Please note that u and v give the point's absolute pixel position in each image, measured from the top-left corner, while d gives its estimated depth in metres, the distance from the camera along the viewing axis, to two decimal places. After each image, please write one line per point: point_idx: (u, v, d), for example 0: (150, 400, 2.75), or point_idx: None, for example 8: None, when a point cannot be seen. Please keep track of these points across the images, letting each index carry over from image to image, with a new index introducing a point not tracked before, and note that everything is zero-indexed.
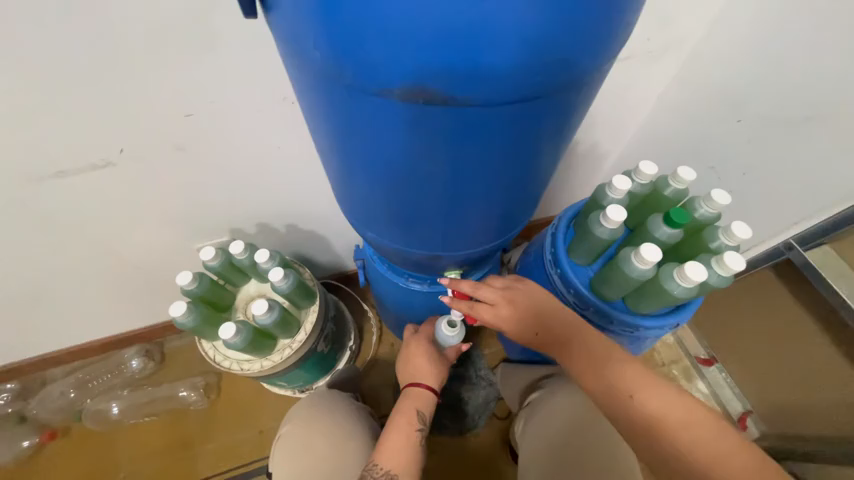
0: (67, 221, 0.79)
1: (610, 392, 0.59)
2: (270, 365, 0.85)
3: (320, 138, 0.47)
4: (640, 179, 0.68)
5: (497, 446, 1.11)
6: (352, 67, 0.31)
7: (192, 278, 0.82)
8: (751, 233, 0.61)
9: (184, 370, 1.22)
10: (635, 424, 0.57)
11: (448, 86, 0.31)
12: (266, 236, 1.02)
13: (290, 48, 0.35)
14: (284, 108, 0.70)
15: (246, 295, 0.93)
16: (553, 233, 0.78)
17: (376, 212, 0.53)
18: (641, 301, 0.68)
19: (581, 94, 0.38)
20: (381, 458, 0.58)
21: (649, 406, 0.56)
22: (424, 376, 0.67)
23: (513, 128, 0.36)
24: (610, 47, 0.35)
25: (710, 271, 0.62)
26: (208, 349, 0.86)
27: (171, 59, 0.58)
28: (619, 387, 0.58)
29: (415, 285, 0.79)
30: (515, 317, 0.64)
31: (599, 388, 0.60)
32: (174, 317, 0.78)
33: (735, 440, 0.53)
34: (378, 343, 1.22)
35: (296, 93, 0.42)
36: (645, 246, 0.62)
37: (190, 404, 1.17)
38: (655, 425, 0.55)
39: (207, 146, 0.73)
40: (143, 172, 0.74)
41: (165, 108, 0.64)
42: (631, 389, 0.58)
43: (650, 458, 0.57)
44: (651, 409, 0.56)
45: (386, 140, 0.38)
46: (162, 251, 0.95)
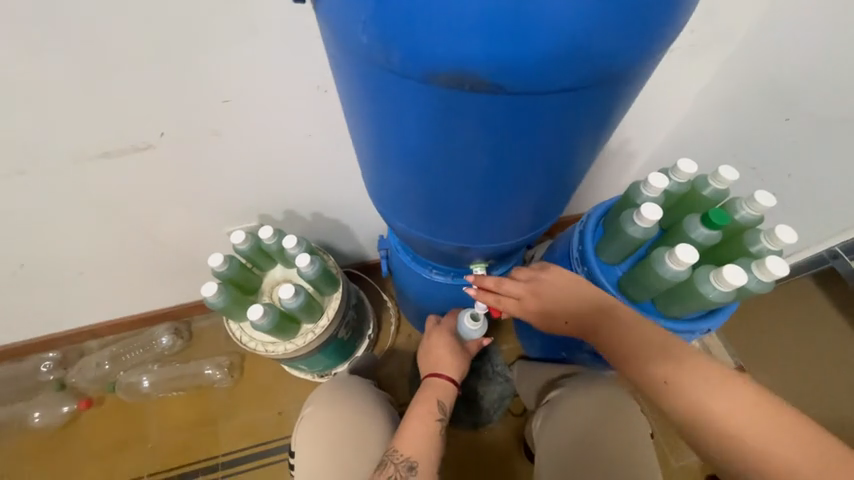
0: (109, 201, 0.83)
1: (647, 382, 0.55)
2: (293, 348, 0.88)
3: (356, 124, 0.47)
4: (678, 178, 0.66)
5: (511, 442, 1.11)
6: (399, 52, 0.31)
7: (223, 260, 0.84)
8: (797, 238, 0.58)
9: (209, 349, 1.27)
10: (678, 418, 0.51)
11: (496, 73, 0.30)
12: (292, 223, 1.04)
13: (336, 33, 0.35)
14: (317, 96, 0.71)
15: (272, 279, 0.96)
16: (581, 230, 0.76)
17: (408, 200, 0.53)
18: (672, 304, 0.66)
19: (630, 85, 0.36)
20: (402, 445, 0.59)
21: (692, 398, 0.50)
22: (445, 367, 0.68)
23: (557, 118, 0.36)
24: (666, 36, 0.34)
25: (750, 276, 0.60)
26: (235, 330, 0.89)
27: (214, 46, 0.59)
28: (652, 373, 0.54)
29: (438, 277, 0.80)
30: (543, 310, 0.63)
31: (636, 378, 0.56)
32: (206, 297, 0.81)
33: (802, 444, 0.45)
34: (397, 333, 1.23)
35: (336, 79, 0.42)
36: (681, 247, 0.60)
37: (214, 382, 1.22)
38: (698, 420, 0.50)
39: (242, 132, 0.75)
40: (181, 156, 0.77)
41: (204, 95, 0.66)
42: (665, 374, 0.53)
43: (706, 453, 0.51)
44: (694, 401, 0.50)
45: (426, 127, 0.38)
46: (194, 233, 0.99)
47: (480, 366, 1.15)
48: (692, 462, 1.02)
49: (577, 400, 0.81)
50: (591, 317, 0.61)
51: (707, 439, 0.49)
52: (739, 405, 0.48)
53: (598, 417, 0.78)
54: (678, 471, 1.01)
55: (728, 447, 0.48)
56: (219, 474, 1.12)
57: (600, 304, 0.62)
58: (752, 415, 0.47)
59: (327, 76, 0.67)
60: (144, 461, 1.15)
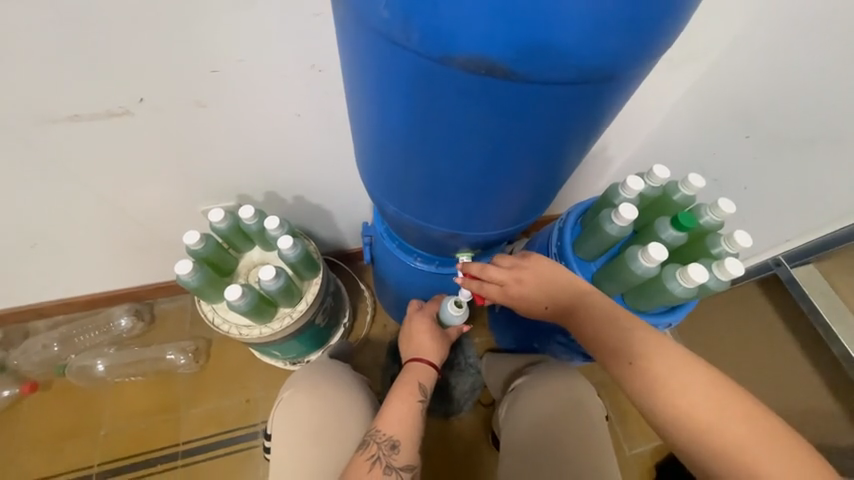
0: (72, 168, 0.77)
1: (612, 360, 0.59)
2: (269, 332, 0.86)
3: (359, 103, 0.48)
4: (652, 182, 0.71)
5: (479, 431, 1.14)
6: (419, 30, 0.32)
7: (200, 238, 0.81)
8: (751, 242, 0.65)
9: (172, 333, 1.20)
10: (638, 393, 0.56)
11: (511, 60, 0.32)
12: (272, 205, 1.01)
13: (354, 4, 0.35)
14: (310, 75, 0.70)
15: (249, 261, 0.93)
16: (560, 226, 0.79)
17: (404, 183, 0.53)
18: (639, 299, 0.71)
19: (628, 84, 0.38)
20: (384, 425, 0.60)
21: (651, 373, 0.55)
22: (426, 353, 0.70)
23: (560, 109, 0.37)
24: (668, 41, 0.36)
25: (710, 275, 0.65)
26: (207, 311, 0.87)
27: (202, 13, 0.57)
28: (620, 356, 0.58)
29: (422, 266, 0.81)
30: (522, 296, 0.68)
31: (604, 359, 0.61)
32: (178, 275, 0.78)
33: (749, 419, 0.50)
34: (372, 323, 1.23)
35: (346, 53, 0.42)
36: (652, 245, 0.64)
37: (177, 367, 1.16)
38: (655, 399, 0.54)
39: (228, 106, 0.72)
40: (158, 125, 0.73)
41: (191, 62, 0.63)
42: (631, 356, 0.57)
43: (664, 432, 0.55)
44: (652, 377, 0.54)
45: (437, 111, 0.39)
46: (162, 209, 0.93)
47: (454, 358, 1.20)
48: (643, 451, 1.10)
49: (548, 384, 0.85)
50: (568, 308, 0.65)
51: (663, 416, 0.54)
52: (698, 386, 0.52)
53: (566, 400, 0.82)
54: (630, 458, 1.09)
55: (686, 424, 0.52)
56: (179, 463, 1.08)
57: (577, 295, 0.65)
58: (706, 397, 0.52)
59: (322, 56, 0.66)
60: (95, 450, 1.08)
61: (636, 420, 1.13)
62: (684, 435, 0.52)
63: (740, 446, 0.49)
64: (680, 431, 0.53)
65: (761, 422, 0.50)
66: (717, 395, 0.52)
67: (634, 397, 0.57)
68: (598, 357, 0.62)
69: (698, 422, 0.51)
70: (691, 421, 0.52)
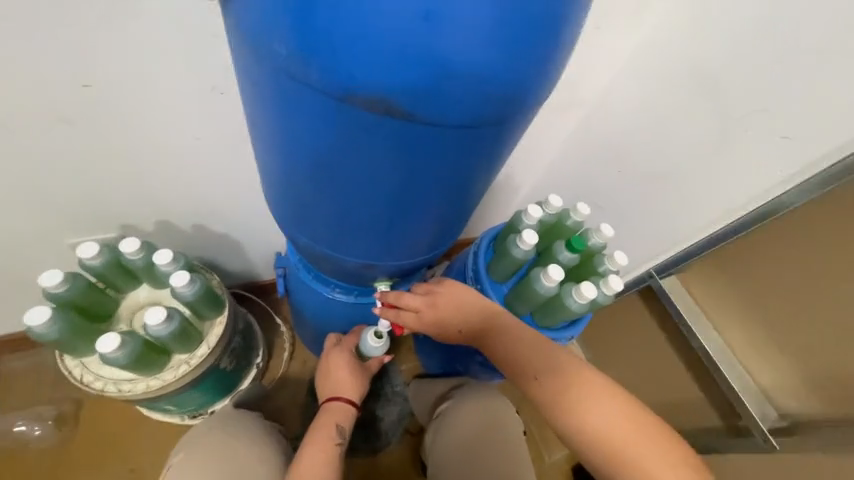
0: None
1: (520, 376, 0.64)
2: (159, 385, 0.74)
3: (261, 133, 0.46)
4: (549, 210, 0.80)
5: (408, 462, 1.11)
6: (317, 69, 0.32)
7: (63, 278, 0.67)
8: (628, 261, 0.76)
9: (23, 398, 0.97)
10: (543, 405, 0.62)
11: (409, 104, 0.33)
12: (166, 235, 0.89)
13: (249, 36, 0.34)
14: (207, 96, 0.64)
15: (133, 302, 0.79)
16: (474, 251, 0.84)
17: (314, 215, 0.52)
18: (545, 316, 0.78)
19: (518, 128, 0.42)
20: (298, 476, 0.57)
21: (551, 386, 0.61)
22: (344, 389, 0.68)
23: (459, 149, 0.40)
24: (546, 94, 0.40)
25: (599, 291, 0.75)
26: (72, 368, 0.72)
27: (70, 24, 0.50)
28: (526, 371, 0.64)
29: (340, 297, 0.78)
30: (436, 320, 0.68)
31: (514, 376, 0.65)
32: (29, 326, 0.63)
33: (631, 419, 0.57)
34: (290, 360, 1.13)
35: (244, 83, 0.41)
36: (550, 266, 0.71)
37: (29, 441, 0.94)
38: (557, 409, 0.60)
39: (103, 123, 0.63)
40: (6, 144, 0.60)
41: (49, 71, 0.54)
42: (536, 373, 0.63)
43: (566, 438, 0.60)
44: (552, 389, 0.61)
45: (343, 146, 0.39)
46: (13, 244, 0.76)
47: (379, 388, 1.16)
48: (560, 457, 1.17)
49: (472, 404, 0.86)
50: (482, 329, 0.68)
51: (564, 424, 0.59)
52: (590, 392, 0.59)
53: (488, 419, 0.84)
54: (548, 465, 1.16)
55: (582, 430, 0.58)
56: None
57: (489, 314, 0.68)
58: (597, 402, 0.58)
59: (221, 78, 0.62)
60: None
61: (552, 428, 1.20)
62: (581, 439, 0.58)
63: (625, 443, 0.56)
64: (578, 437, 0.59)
65: (640, 420, 0.57)
66: (606, 400, 0.58)
67: (542, 410, 0.62)
68: (509, 375, 0.66)
69: (591, 425, 0.57)
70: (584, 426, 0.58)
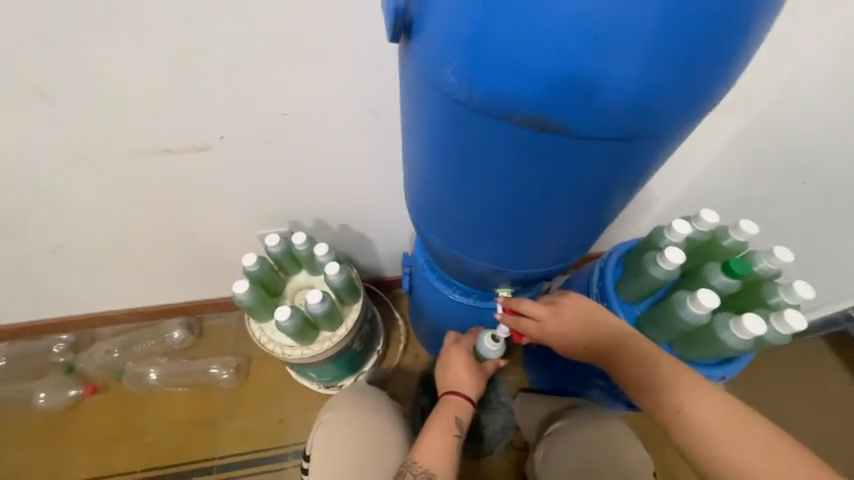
0: (158, 193, 0.88)
1: (657, 406, 0.57)
2: (310, 354, 0.90)
3: (415, 148, 0.52)
4: (700, 226, 0.70)
5: (509, 473, 1.11)
6: (481, 92, 0.36)
7: (256, 260, 0.88)
8: (815, 295, 0.61)
9: (217, 348, 1.28)
10: (690, 446, 0.53)
11: (563, 119, 0.35)
12: (320, 232, 1.08)
13: (423, 68, 0.40)
14: (366, 117, 0.77)
15: (296, 284, 0.99)
16: (601, 266, 0.79)
17: (451, 220, 0.57)
18: (688, 347, 0.68)
19: (675, 138, 0.40)
20: (420, 457, 0.61)
21: (701, 424, 0.52)
22: (462, 386, 0.71)
23: (607, 161, 0.40)
24: (710, 101, 0.38)
25: (768, 327, 0.62)
26: (255, 329, 0.92)
27: (284, 67, 0.67)
28: (667, 403, 0.56)
29: (460, 298, 0.82)
30: (561, 333, 0.66)
31: (649, 405, 0.58)
32: (235, 293, 0.84)
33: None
34: (405, 352, 1.24)
35: (408, 106, 0.48)
36: (701, 291, 0.62)
37: (219, 381, 1.23)
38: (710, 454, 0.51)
39: (291, 144, 0.81)
40: (232, 159, 0.83)
41: (267, 107, 0.73)
42: (678, 405, 0.55)
43: None
44: (703, 428, 0.52)
45: (491, 159, 0.42)
46: (224, 233, 1.03)
47: (487, 396, 1.11)
48: None
49: (588, 431, 0.81)
50: (610, 349, 0.63)
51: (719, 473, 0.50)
52: (754, 444, 0.50)
53: (606, 450, 0.78)
54: None
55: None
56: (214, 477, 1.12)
57: (618, 335, 0.63)
58: (762, 456, 0.49)
59: (379, 101, 0.74)
60: (140, 456, 1.15)
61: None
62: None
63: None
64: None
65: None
66: (775, 455, 0.48)
67: (683, 450, 0.54)
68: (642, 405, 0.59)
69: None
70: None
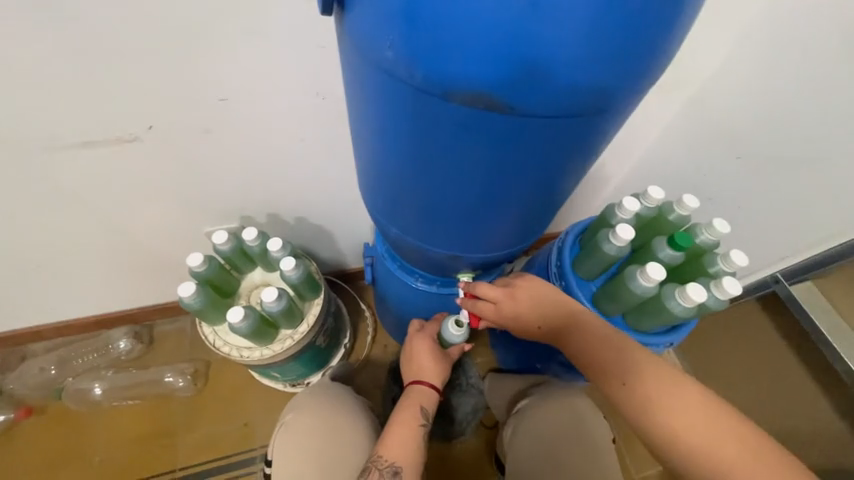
0: (81, 192, 0.79)
1: (606, 377, 0.59)
2: (270, 354, 0.86)
3: (363, 132, 0.50)
4: (648, 202, 0.73)
5: (482, 453, 1.12)
6: (422, 70, 0.34)
7: (203, 260, 0.82)
8: (748, 262, 0.66)
9: (171, 355, 1.20)
10: (635, 412, 0.56)
11: (508, 97, 0.34)
12: (275, 226, 1.02)
13: (361, 44, 0.37)
14: (313, 102, 0.72)
15: (250, 282, 0.93)
16: (559, 246, 0.80)
17: (405, 207, 0.55)
18: (639, 318, 0.72)
19: (620, 116, 0.40)
20: (386, 450, 0.61)
21: (644, 390, 0.55)
22: (427, 374, 0.71)
23: (556, 140, 0.39)
24: (652, 77, 0.38)
25: (709, 294, 0.66)
26: (208, 334, 0.87)
27: (215, 47, 0.60)
28: (614, 375, 0.58)
29: (423, 286, 0.81)
30: (515, 314, 0.67)
31: (598, 377, 0.60)
32: (181, 297, 0.78)
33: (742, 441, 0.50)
34: (373, 343, 1.22)
35: (351, 87, 0.45)
36: (649, 264, 0.65)
37: (175, 390, 1.15)
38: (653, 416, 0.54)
39: (233, 132, 0.75)
40: (166, 150, 0.75)
41: (200, 93, 0.66)
42: (624, 378, 0.57)
43: (660, 451, 0.55)
44: (646, 394, 0.55)
45: (440, 142, 0.41)
46: (167, 231, 0.95)
47: (455, 378, 1.18)
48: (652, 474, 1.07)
49: (551, 405, 0.84)
50: (562, 326, 0.65)
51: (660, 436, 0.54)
52: (692, 406, 0.53)
53: (569, 422, 0.81)
54: None
55: (678, 444, 0.52)
56: None
57: (570, 312, 0.65)
58: (699, 416, 0.52)
59: (325, 84, 0.69)
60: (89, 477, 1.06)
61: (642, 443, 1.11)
62: (678, 456, 0.53)
63: (734, 465, 0.49)
64: (678, 453, 0.53)
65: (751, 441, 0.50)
66: (709, 415, 0.52)
67: (629, 419, 0.57)
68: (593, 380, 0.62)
69: (692, 440, 0.52)
70: (686, 441, 0.52)
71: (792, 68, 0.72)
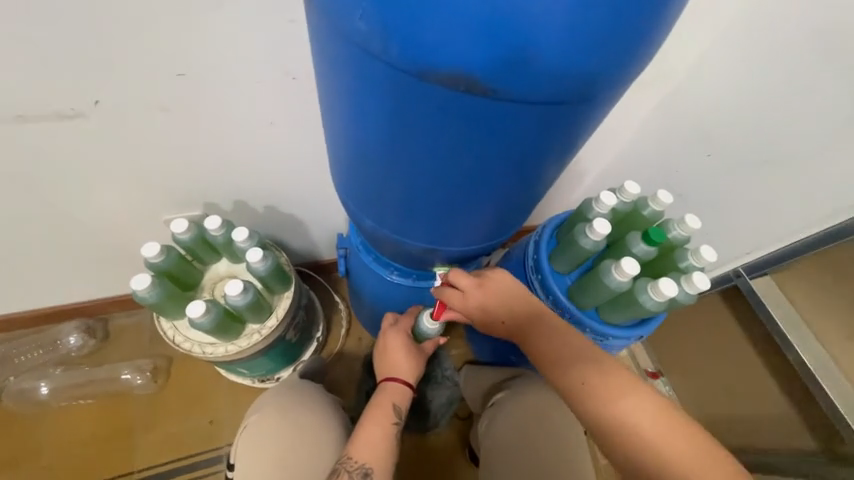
0: (17, 173, 0.71)
1: (565, 377, 0.59)
2: (235, 350, 0.82)
3: (334, 114, 0.46)
4: (624, 197, 0.73)
5: (456, 445, 1.12)
6: (397, 44, 0.31)
7: (160, 250, 0.75)
8: (717, 257, 0.68)
9: (128, 351, 1.12)
10: (593, 412, 0.55)
11: (489, 78, 0.31)
12: (242, 214, 0.96)
13: (330, 12, 0.33)
14: (282, 81, 0.67)
15: (214, 274, 0.88)
16: (536, 240, 0.80)
17: (379, 196, 0.52)
18: (613, 312, 0.72)
19: (603, 105, 0.39)
20: (356, 451, 0.58)
21: (602, 390, 0.56)
22: (400, 371, 0.69)
23: (537, 129, 0.37)
24: (637, 64, 0.36)
25: (679, 288, 0.67)
26: (167, 329, 0.81)
27: (168, 16, 0.54)
28: (574, 375, 0.58)
29: (398, 279, 0.79)
30: (482, 305, 0.65)
31: (556, 378, 0.60)
32: (135, 290, 0.72)
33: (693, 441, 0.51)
34: (346, 336, 1.19)
35: (321, 63, 0.41)
36: (624, 259, 0.66)
37: (133, 388, 1.08)
38: (611, 416, 0.54)
39: (193, 110, 0.69)
40: (116, 130, 0.68)
41: (155, 65, 0.60)
42: (583, 377, 0.57)
43: (616, 453, 0.54)
44: (604, 393, 0.55)
45: (416, 126, 0.38)
46: (123, 219, 0.88)
47: (430, 371, 1.17)
48: None
49: (526, 398, 0.84)
50: (527, 322, 0.64)
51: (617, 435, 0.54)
52: (645, 405, 0.54)
53: (543, 415, 0.81)
54: (605, 468, 1.10)
55: (628, 442, 0.53)
56: None
57: (535, 308, 0.65)
58: (653, 414, 0.54)
59: (296, 63, 0.64)
60: None
61: None
62: (627, 455, 0.53)
63: (683, 462, 0.50)
64: (635, 453, 0.52)
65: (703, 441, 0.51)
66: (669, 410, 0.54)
67: (584, 419, 0.57)
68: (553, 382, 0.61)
69: (648, 438, 0.52)
70: (644, 442, 0.52)
71: (765, 68, 0.73)
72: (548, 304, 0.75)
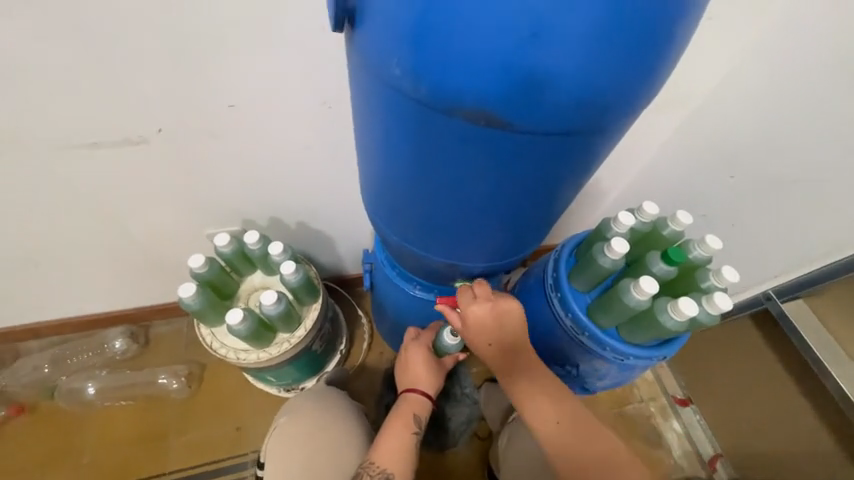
0: (87, 191, 0.80)
1: (540, 416, 0.64)
2: (267, 357, 0.87)
3: (367, 141, 0.51)
4: (643, 217, 0.75)
5: (475, 464, 1.12)
6: (428, 84, 0.36)
7: (204, 261, 0.83)
8: (739, 278, 0.67)
9: (166, 357, 1.19)
10: (565, 451, 0.61)
11: (507, 113, 0.36)
12: (276, 230, 1.03)
13: (370, 58, 0.39)
14: (318, 111, 0.74)
15: (250, 285, 0.94)
16: (555, 258, 0.82)
17: (406, 215, 0.56)
18: (633, 332, 0.73)
19: (614, 134, 0.42)
20: (378, 457, 0.61)
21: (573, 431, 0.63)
22: (421, 383, 0.71)
23: (552, 156, 0.41)
24: (645, 98, 0.40)
25: (700, 308, 0.67)
26: (206, 335, 0.87)
27: (226, 56, 0.63)
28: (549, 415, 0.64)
29: (420, 293, 0.82)
30: (479, 322, 0.62)
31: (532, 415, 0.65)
32: (181, 298, 0.79)
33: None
34: (368, 350, 1.22)
35: (358, 98, 0.46)
36: (643, 278, 0.67)
37: (169, 392, 1.15)
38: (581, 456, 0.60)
39: (240, 137, 0.77)
40: (174, 154, 0.77)
41: (210, 97, 0.68)
42: (558, 417, 0.64)
43: None
44: (574, 435, 0.62)
45: (441, 153, 0.42)
46: (172, 234, 0.96)
47: (450, 387, 1.18)
48: None
49: None
50: (509, 358, 0.65)
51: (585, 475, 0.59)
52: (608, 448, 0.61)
53: None
54: None
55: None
56: None
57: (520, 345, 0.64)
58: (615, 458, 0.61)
59: (332, 94, 0.71)
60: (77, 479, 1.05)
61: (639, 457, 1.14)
62: None
63: None
64: None
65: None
66: None
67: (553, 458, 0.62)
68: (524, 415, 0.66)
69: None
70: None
71: (784, 91, 0.74)
72: (568, 323, 0.76)
